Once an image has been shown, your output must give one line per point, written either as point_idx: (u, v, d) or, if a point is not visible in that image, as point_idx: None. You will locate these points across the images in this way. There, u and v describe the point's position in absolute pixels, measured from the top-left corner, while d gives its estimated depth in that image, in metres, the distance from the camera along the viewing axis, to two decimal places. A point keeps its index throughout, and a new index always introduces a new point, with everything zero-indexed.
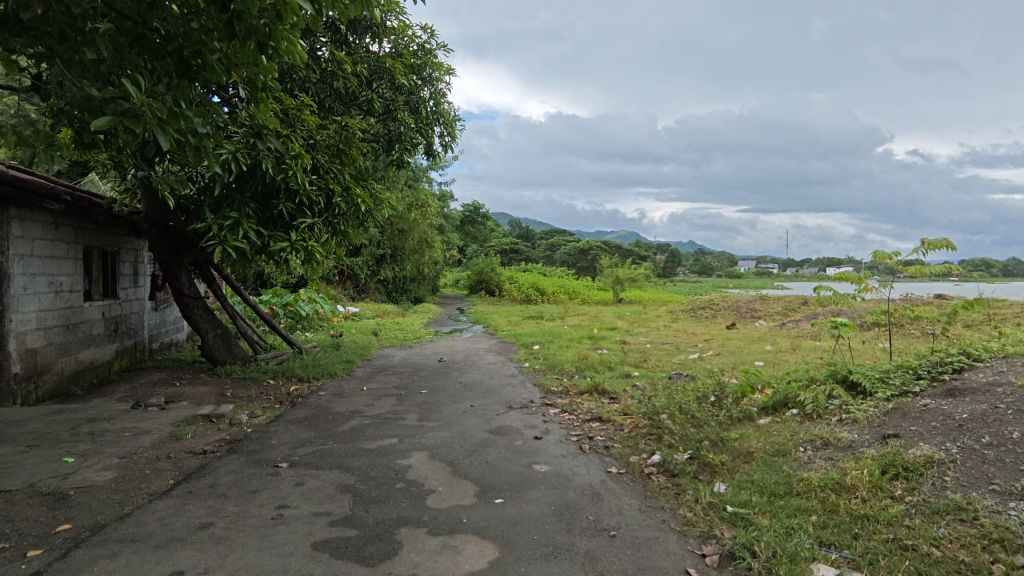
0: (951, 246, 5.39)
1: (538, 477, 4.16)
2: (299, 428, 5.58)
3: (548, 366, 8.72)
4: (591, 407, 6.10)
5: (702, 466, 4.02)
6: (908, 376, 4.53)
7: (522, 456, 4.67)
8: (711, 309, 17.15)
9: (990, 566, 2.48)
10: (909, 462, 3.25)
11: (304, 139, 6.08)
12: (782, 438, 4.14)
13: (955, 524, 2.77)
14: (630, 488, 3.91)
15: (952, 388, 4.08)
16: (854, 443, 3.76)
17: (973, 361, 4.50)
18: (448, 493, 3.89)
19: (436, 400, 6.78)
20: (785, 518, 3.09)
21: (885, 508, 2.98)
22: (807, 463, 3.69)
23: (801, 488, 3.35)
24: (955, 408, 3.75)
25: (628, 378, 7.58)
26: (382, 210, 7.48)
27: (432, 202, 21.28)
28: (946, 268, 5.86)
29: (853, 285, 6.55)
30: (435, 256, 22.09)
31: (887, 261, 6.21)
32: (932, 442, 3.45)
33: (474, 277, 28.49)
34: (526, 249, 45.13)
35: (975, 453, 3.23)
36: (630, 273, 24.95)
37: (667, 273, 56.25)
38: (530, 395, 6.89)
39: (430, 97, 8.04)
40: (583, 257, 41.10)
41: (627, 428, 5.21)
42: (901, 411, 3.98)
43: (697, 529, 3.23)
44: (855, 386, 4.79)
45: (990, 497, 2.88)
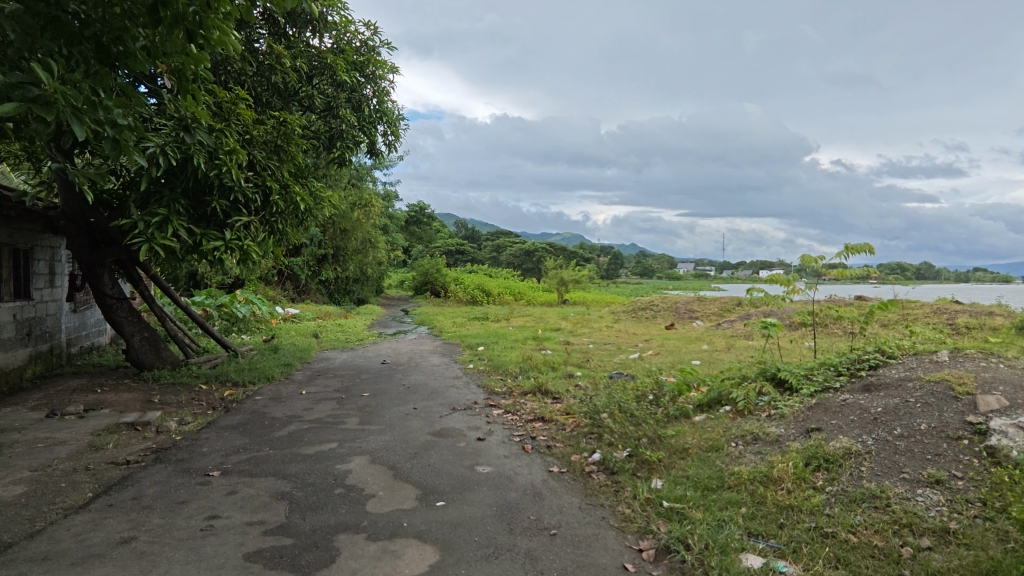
0: (870, 250, 5.74)
1: (480, 479, 4.15)
2: (233, 434, 5.35)
3: (493, 367, 8.74)
4: (534, 407, 6.15)
5: (640, 463, 4.13)
6: (830, 373, 4.81)
7: (464, 457, 4.65)
8: (651, 310, 17.65)
9: (901, 550, 2.67)
10: (830, 454, 3.45)
11: (239, 134, 5.85)
12: (716, 434, 4.30)
13: (870, 511, 2.95)
14: (571, 486, 3.96)
15: (869, 383, 4.36)
16: (781, 438, 3.96)
17: (888, 358, 4.82)
18: (388, 497, 3.83)
19: (378, 403, 6.65)
20: (717, 510, 3.21)
21: (808, 498, 3.15)
22: (738, 458, 3.85)
23: (731, 482, 3.49)
24: (870, 402, 4.01)
25: (571, 377, 7.70)
26: (323, 209, 7.28)
27: (376, 201, 20.89)
28: (865, 271, 6.25)
29: (782, 287, 6.88)
30: (379, 256, 21.70)
31: (812, 264, 6.55)
32: (851, 434, 3.68)
33: (419, 278, 28.18)
34: (472, 250, 45.03)
35: (887, 444, 3.46)
36: (574, 275, 25.33)
37: (610, 275, 57.50)
38: (475, 397, 6.87)
39: (373, 95, 7.89)
40: (529, 259, 41.46)
41: (569, 427, 5.28)
42: (823, 406, 4.22)
43: (635, 524, 3.31)
44: (783, 382, 5.03)
45: (901, 485, 3.10)
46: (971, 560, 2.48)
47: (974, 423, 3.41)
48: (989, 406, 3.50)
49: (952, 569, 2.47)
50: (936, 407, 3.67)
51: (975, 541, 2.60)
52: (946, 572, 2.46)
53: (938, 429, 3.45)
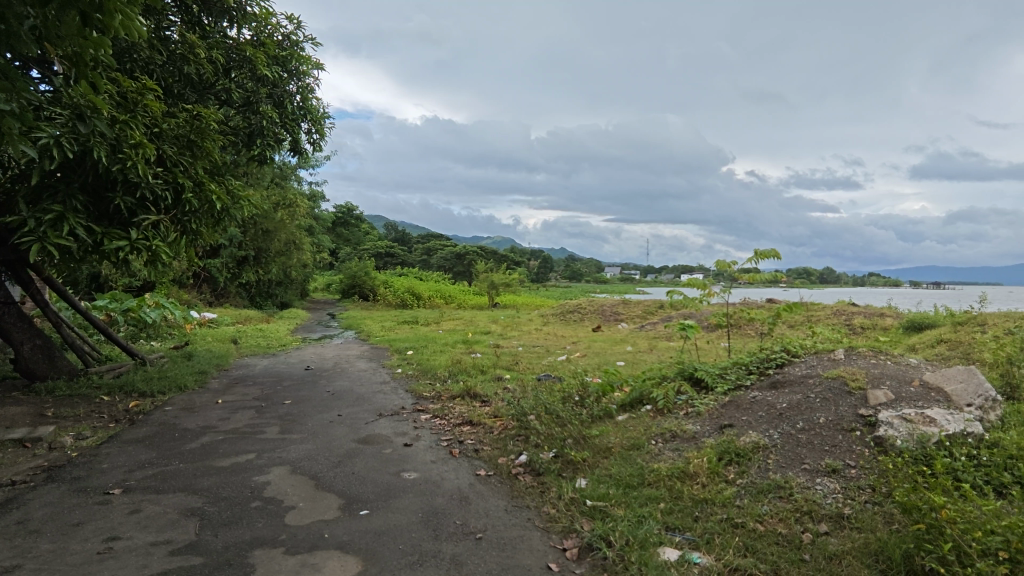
0: (777, 256, 6.13)
1: (406, 485, 4.08)
2: (138, 448, 4.98)
3: (422, 371, 8.62)
4: (463, 411, 6.12)
5: (565, 464, 4.21)
6: (742, 371, 5.09)
7: (390, 464, 4.56)
8: (580, 313, 18.05)
9: (802, 536, 2.85)
10: (741, 449, 3.64)
11: (146, 126, 5.46)
12: (638, 433, 4.45)
13: (776, 501, 3.15)
14: (498, 489, 3.98)
15: (776, 381, 4.65)
16: (696, 434, 4.15)
17: (793, 357, 5.17)
18: (309, 508, 3.69)
19: (300, 411, 6.39)
20: (637, 507, 3.32)
21: (721, 491, 3.31)
22: (657, 455, 4.00)
23: (651, 478, 3.61)
24: (777, 398, 4.28)
25: (500, 380, 7.72)
26: (241, 209, 6.93)
27: (300, 201, 20.14)
28: (774, 275, 6.66)
29: (700, 290, 7.22)
30: (304, 258, 20.93)
31: (727, 269, 6.92)
32: (759, 429, 3.90)
33: (346, 281, 27.36)
34: (401, 253, 44.36)
35: (791, 437, 3.70)
36: (504, 278, 25.51)
37: (539, 279, 58.38)
38: (402, 402, 6.75)
39: (296, 92, 7.62)
40: (459, 262, 41.36)
41: (497, 430, 5.30)
42: (735, 403, 4.46)
43: (560, 524, 3.36)
44: (699, 381, 5.27)
45: (803, 475, 3.32)
46: (862, 542, 2.69)
47: (865, 416, 3.71)
48: (878, 400, 3.83)
49: (847, 552, 2.66)
50: (833, 402, 3.97)
51: (866, 524, 2.83)
52: (842, 555, 2.65)
53: (835, 422, 3.73)
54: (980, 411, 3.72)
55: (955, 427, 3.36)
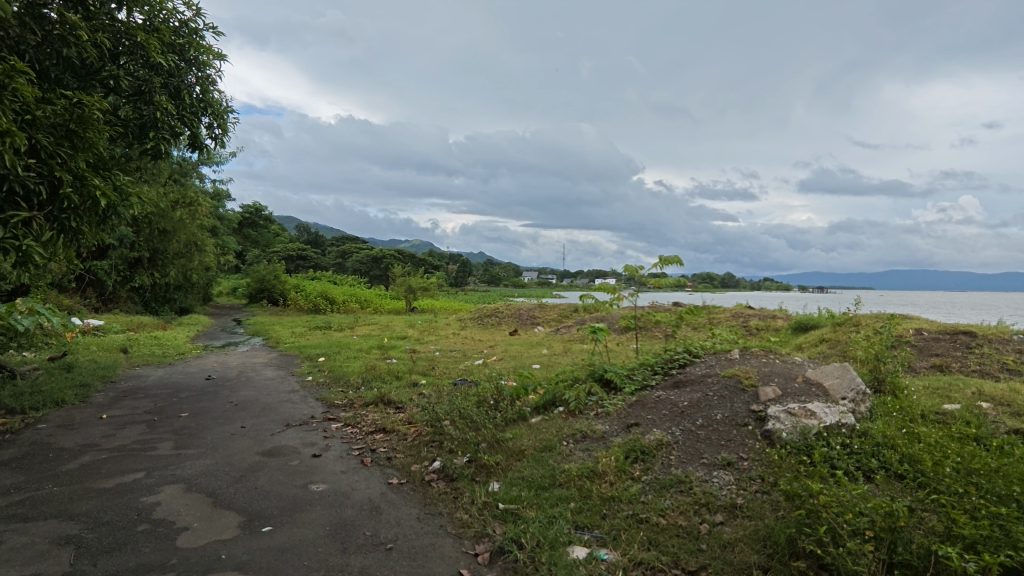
0: (680, 262, 6.45)
1: (314, 498, 3.91)
2: (2, 473, 4.44)
3: (333, 378, 8.31)
4: (376, 419, 5.97)
5: (478, 468, 4.20)
6: (648, 372, 5.31)
7: (296, 476, 4.35)
8: (497, 317, 18.19)
9: (700, 527, 3.02)
10: (645, 446, 3.80)
11: (16, 113, 4.81)
12: (550, 434, 4.52)
13: (677, 495, 3.31)
14: (410, 497, 3.90)
15: (678, 380, 4.90)
16: (605, 433, 4.28)
17: (694, 357, 5.46)
18: (204, 528, 3.44)
19: (198, 424, 5.96)
20: (548, 508, 3.37)
21: (627, 488, 3.43)
22: (568, 455, 4.08)
23: (562, 479, 3.68)
24: (678, 397, 4.50)
25: (415, 386, 7.61)
26: (131, 206, 6.38)
27: (202, 200, 18.86)
28: (678, 280, 7.02)
29: (610, 294, 7.47)
30: (206, 260, 19.62)
31: (635, 274, 7.21)
32: (663, 427, 4.09)
33: (253, 285, 25.88)
34: (314, 256, 42.71)
35: (691, 434, 3.90)
36: (422, 282, 25.19)
37: (458, 283, 58.29)
38: (312, 411, 6.46)
39: (195, 84, 7.16)
40: (376, 266, 40.42)
41: (411, 437, 5.21)
42: (641, 403, 4.65)
43: (472, 529, 3.34)
44: (609, 382, 5.45)
45: (701, 469, 3.51)
46: (753, 530, 2.88)
47: (756, 411, 3.99)
48: (767, 396, 4.13)
49: (739, 539, 2.84)
50: (729, 399, 4.23)
51: (755, 512, 3.03)
52: (734, 542, 2.83)
53: (730, 418, 3.97)
54: (852, 404, 4.11)
55: (831, 419, 3.68)
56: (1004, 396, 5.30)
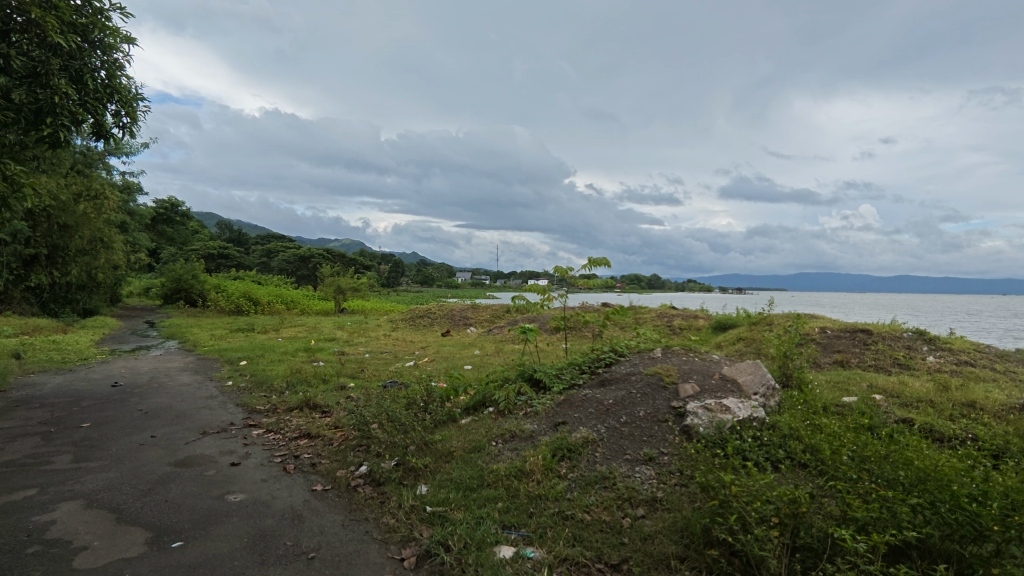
0: (608, 264, 6.60)
1: (231, 509, 3.72)
2: None
3: (255, 383, 7.92)
4: (300, 424, 5.75)
5: (406, 471, 4.14)
6: (576, 371, 5.41)
7: (212, 487, 4.12)
8: (429, 318, 18.01)
9: (623, 521, 3.11)
10: (572, 444, 3.87)
11: None
12: (479, 435, 4.53)
13: (601, 491, 3.39)
14: (334, 504, 3.79)
15: (604, 379, 5.02)
16: (533, 433, 4.33)
17: (620, 356, 5.61)
18: (106, 547, 3.20)
19: (102, 435, 5.53)
20: (476, 508, 3.37)
21: (553, 486, 3.48)
22: (496, 455, 4.10)
23: (490, 479, 3.70)
24: (604, 395, 4.62)
25: (343, 389, 7.39)
26: (23, 198, 5.82)
27: (109, 193, 17.53)
28: (606, 281, 7.21)
29: (541, 295, 7.56)
30: (113, 257, 18.24)
31: (564, 276, 7.33)
32: (589, 424, 4.18)
33: (168, 285, 24.30)
34: (236, 254, 40.68)
35: (616, 431, 4.01)
36: (352, 282, 24.54)
37: (390, 283, 57.29)
38: (231, 418, 6.15)
39: (99, 68, 6.64)
40: (303, 265, 39.01)
41: (336, 441, 5.06)
42: (569, 402, 4.74)
43: (398, 534, 3.29)
44: (538, 382, 5.51)
45: (625, 465, 3.62)
46: (671, 521, 3.00)
47: (676, 407, 4.16)
48: (686, 393, 4.31)
49: (658, 531, 2.95)
50: (651, 396, 4.38)
51: (674, 504, 3.15)
52: (654, 534, 2.94)
53: (653, 415, 4.12)
54: (763, 398, 4.38)
55: (744, 414, 3.91)
56: (895, 388, 5.80)
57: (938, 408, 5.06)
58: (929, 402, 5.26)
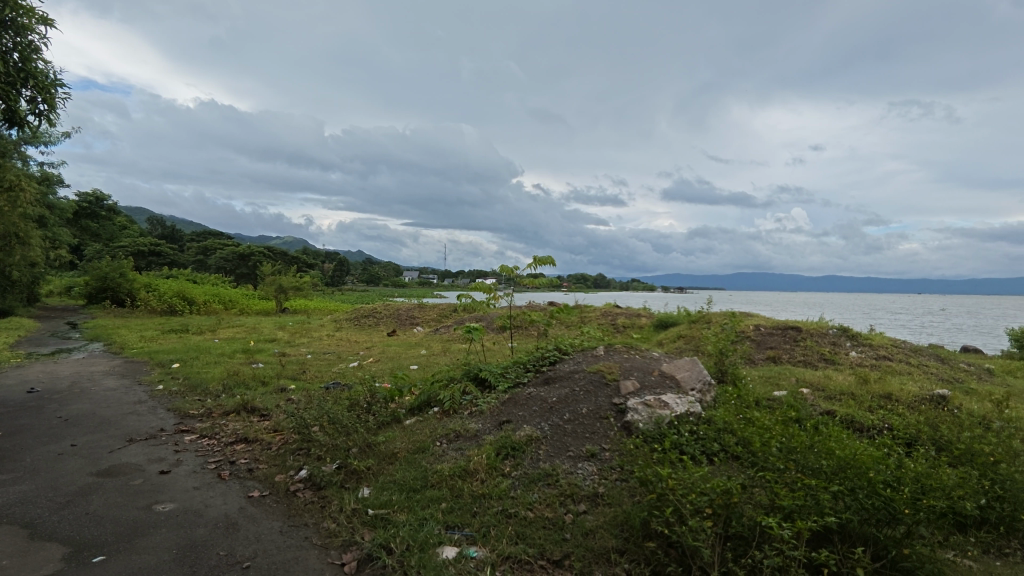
0: (553, 263, 6.67)
1: (159, 519, 3.53)
2: None
3: (188, 387, 7.55)
4: (237, 428, 5.53)
5: (348, 474, 4.05)
6: (521, 370, 5.44)
7: (138, 497, 3.90)
8: (374, 318, 17.68)
9: (565, 517, 3.15)
10: (515, 442, 3.89)
11: None
12: (424, 435, 4.48)
13: (544, 487, 3.43)
14: (272, 510, 3.66)
15: (548, 376, 5.07)
16: (478, 432, 4.32)
17: (564, 354, 5.67)
18: (17, 565, 2.97)
19: (15, 445, 5.13)
20: (419, 510, 3.34)
21: (497, 484, 3.49)
22: (440, 456, 4.07)
23: (434, 479, 3.67)
24: (548, 393, 4.66)
25: (283, 391, 7.16)
26: None
27: (24, 185, 16.29)
28: (551, 280, 7.28)
29: (487, 294, 7.54)
30: (30, 254, 16.96)
31: (510, 275, 7.35)
32: (533, 422, 4.21)
33: (93, 284, 22.78)
34: (169, 252, 38.66)
35: (559, 428, 4.05)
36: (294, 281, 23.78)
37: (335, 282, 55.91)
38: (162, 424, 5.84)
39: (12, 50, 6.17)
40: (242, 263, 37.48)
41: (275, 445, 4.90)
42: (513, 400, 4.76)
43: (339, 538, 3.21)
44: (483, 381, 5.50)
45: (567, 462, 3.67)
46: (612, 516, 3.07)
47: (617, 404, 4.25)
48: (627, 389, 4.42)
49: (599, 526, 3.02)
50: (593, 393, 4.46)
51: (615, 499, 3.22)
52: (595, 529, 3.00)
53: (594, 411, 4.18)
54: (699, 394, 4.55)
55: (681, 410, 4.04)
56: (821, 382, 6.14)
57: (859, 400, 5.38)
58: (850, 394, 5.59)
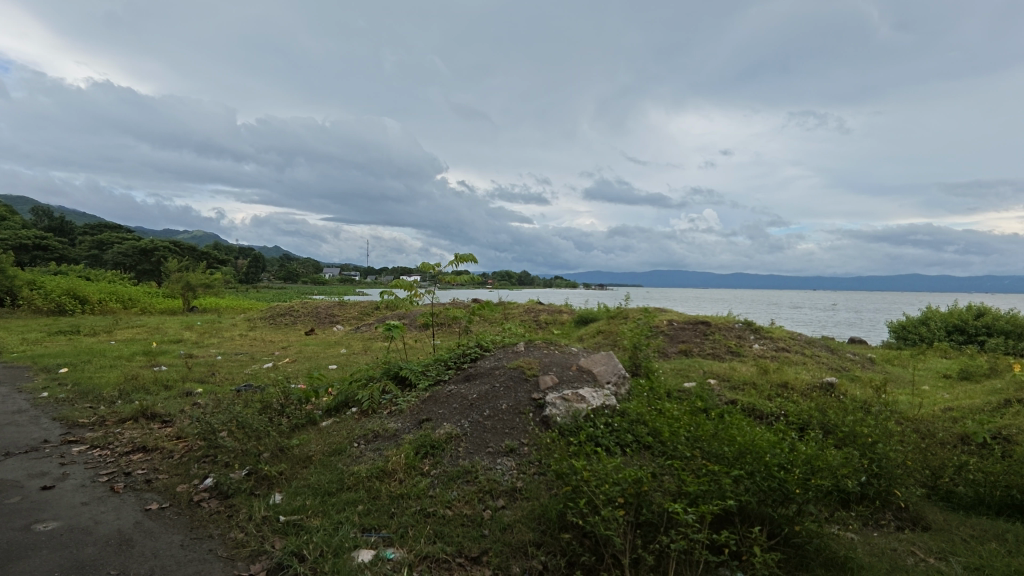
0: (475, 260, 6.65)
1: (39, 540, 3.20)
2: None
3: (78, 394, 6.89)
4: (134, 437, 5.12)
5: (258, 481, 3.85)
6: (442, 367, 5.40)
7: (14, 517, 3.52)
8: (291, 317, 16.95)
9: (484, 514, 3.16)
10: (435, 441, 3.85)
11: None
12: (340, 437, 4.35)
13: (463, 485, 3.42)
14: (173, 523, 3.43)
15: (469, 373, 5.07)
16: (397, 431, 4.24)
17: (485, 351, 5.69)
18: None
19: None
20: (334, 513, 3.24)
21: (416, 484, 3.44)
22: (357, 457, 3.96)
23: (350, 482, 3.57)
24: (468, 390, 4.65)
25: (188, 395, 6.72)
26: None
27: None
28: (473, 277, 7.27)
29: (408, 291, 7.41)
30: None
31: (431, 272, 7.26)
32: (453, 420, 4.18)
33: None
34: (58, 246, 35.20)
35: (478, 425, 4.05)
36: (202, 278, 22.37)
37: (249, 279, 53.11)
38: (45, 435, 5.30)
39: None
40: (144, 258, 34.77)
41: (178, 454, 4.59)
42: (433, 398, 4.71)
43: (247, 549, 3.05)
44: (403, 379, 5.42)
45: (486, 458, 3.68)
46: (529, 509, 3.11)
47: (536, 399, 4.30)
48: (546, 384, 4.49)
49: (517, 520, 3.04)
50: (513, 388, 4.49)
51: (532, 493, 3.27)
52: (514, 523, 3.02)
53: (514, 407, 4.22)
54: (615, 387, 4.72)
55: (597, 403, 4.16)
56: (726, 373, 6.52)
57: (759, 389, 5.77)
58: (752, 384, 5.98)
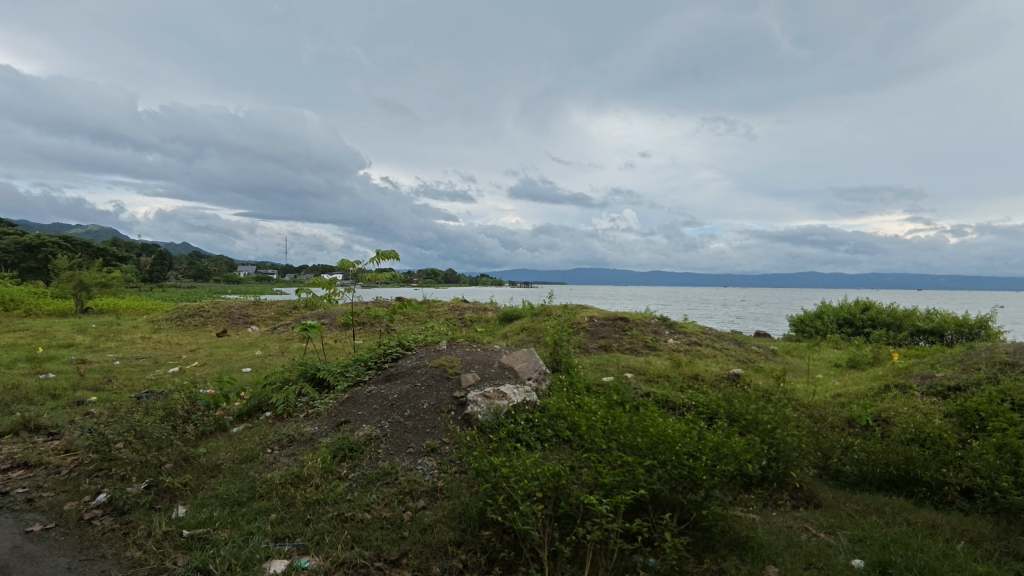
0: (396, 257, 6.52)
1: None
2: None
3: None
4: (14, 452, 4.64)
5: (159, 493, 3.59)
6: (362, 367, 5.27)
7: None
8: (200, 317, 15.96)
9: (403, 515, 3.10)
10: (354, 443, 3.75)
11: None
12: (252, 443, 4.14)
13: (382, 487, 3.35)
14: (59, 544, 3.13)
15: (390, 373, 4.97)
16: (313, 435, 4.09)
17: (406, 350, 5.60)
18: None
19: None
20: (244, 524, 3.07)
21: (333, 489, 3.33)
22: (270, 464, 3.78)
23: (262, 490, 3.40)
24: (389, 390, 4.55)
25: (80, 404, 6.17)
26: None
27: None
28: (395, 274, 7.12)
29: (326, 290, 7.15)
30: None
31: (351, 270, 7.04)
32: (372, 421, 4.08)
33: None
34: None
35: (399, 425, 3.98)
36: (98, 276, 20.62)
37: (153, 278, 49.51)
38: None
39: None
40: (29, 255, 31.59)
41: (67, 469, 4.20)
42: (352, 399, 4.59)
43: (144, 567, 2.84)
44: (321, 381, 5.23)
45: (406, 459, 3.62)
46: (450, 509, 3.09)
47: (457, 397, 4.28)
48: (468, 382, 4.48)
49: (438, 520, 3.02)
50: (435, 387, 4.45)
51: (453, 492, 3.25)
52: (434, 523, 2.99)
53: (435, 406, 4.17)
54: (536, 383, 4.78)
55: (518, 399, 4.19)
56: (643, 367, 6.78)
57: (673, 381, 6.05)
58: (666, 377, 6.25)
